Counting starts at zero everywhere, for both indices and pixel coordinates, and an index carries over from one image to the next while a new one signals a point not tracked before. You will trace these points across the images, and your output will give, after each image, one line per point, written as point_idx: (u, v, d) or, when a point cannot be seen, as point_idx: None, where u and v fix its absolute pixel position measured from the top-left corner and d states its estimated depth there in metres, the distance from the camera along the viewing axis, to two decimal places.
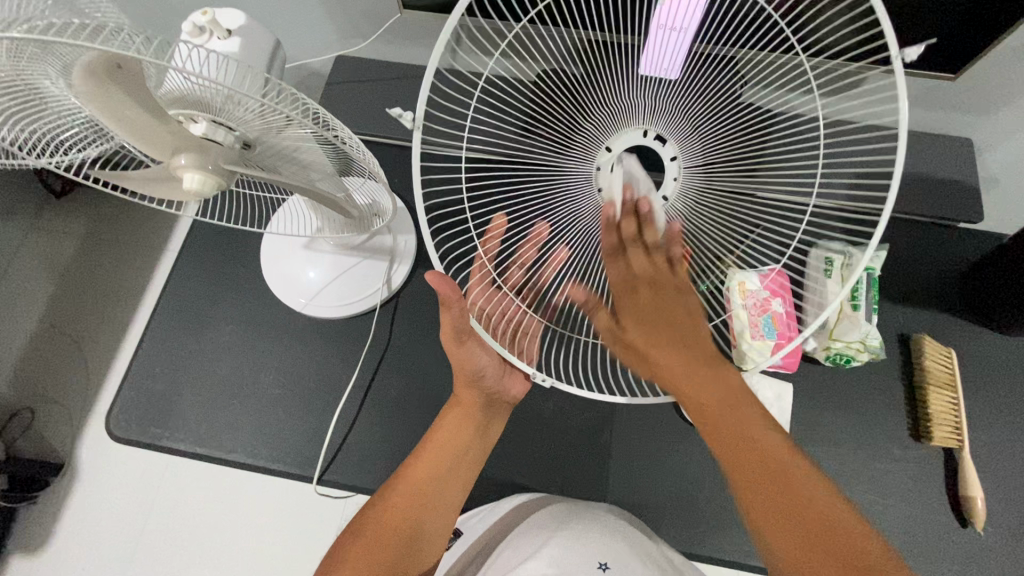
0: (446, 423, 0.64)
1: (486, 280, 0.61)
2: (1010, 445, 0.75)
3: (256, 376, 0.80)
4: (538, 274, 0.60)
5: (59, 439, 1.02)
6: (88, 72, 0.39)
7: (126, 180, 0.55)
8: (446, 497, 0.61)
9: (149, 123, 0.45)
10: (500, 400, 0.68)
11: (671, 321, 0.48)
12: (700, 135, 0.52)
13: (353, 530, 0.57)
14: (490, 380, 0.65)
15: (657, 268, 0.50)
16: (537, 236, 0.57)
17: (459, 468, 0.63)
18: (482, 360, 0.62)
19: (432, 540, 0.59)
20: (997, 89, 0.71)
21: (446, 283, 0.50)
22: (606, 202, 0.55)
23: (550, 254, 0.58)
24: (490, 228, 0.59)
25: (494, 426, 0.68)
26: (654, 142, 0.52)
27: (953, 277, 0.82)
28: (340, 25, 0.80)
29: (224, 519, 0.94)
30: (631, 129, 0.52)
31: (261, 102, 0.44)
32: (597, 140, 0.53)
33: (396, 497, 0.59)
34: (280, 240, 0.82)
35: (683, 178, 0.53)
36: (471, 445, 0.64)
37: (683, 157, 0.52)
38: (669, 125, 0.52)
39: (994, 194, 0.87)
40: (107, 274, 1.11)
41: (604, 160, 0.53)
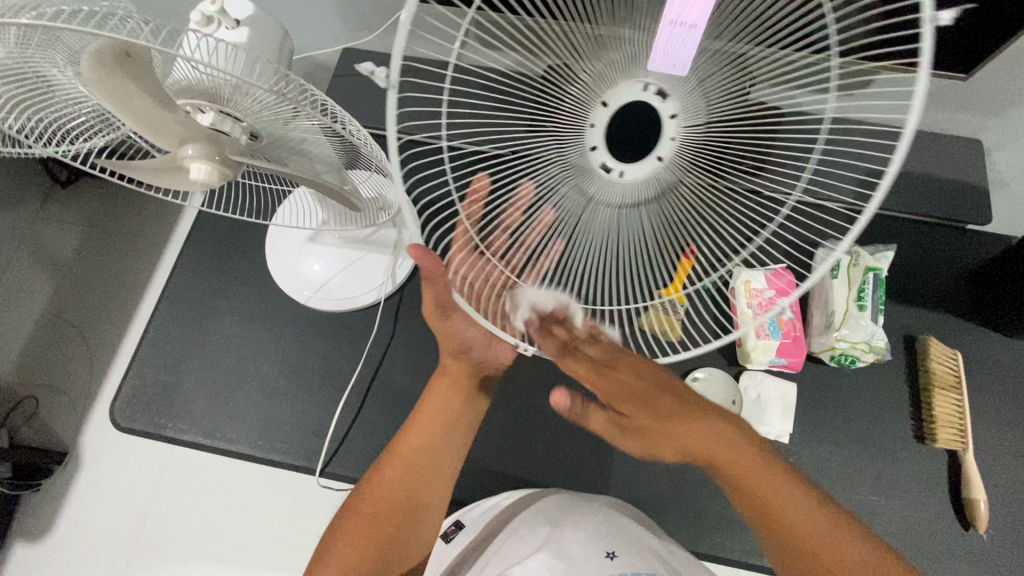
0: (435, 392, 0.63)
1: (471, 247, 0.57)
2: (1014, 447, 0.75)
3: (260, 368, 0.80)
4: (522, 239, 0.56)
5: (63, 427, 1.03)
6: (95, 62, 0.39)
7: (132, 169, 0.54)
8: (441, 471, 0.62)
9: (157, 113, 0.45)
10: (490, 367, 0.64)
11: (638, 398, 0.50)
12: (705, 90, 0.50)
13: (355, 502, 0.59)
14: (476, 350, 0.62)
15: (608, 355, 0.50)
16: (523, 197, 0.54)
17: (450, 438, 0.62)
18: (470, 332, 0.60)
19: (431, 512, 0.60)
20: (1010, 89, 0.70)
21: (426, 256, 0.51)
22: (600, 161, 0.52)
23: (537, 219, 0.55)
24: (472, 188, 0.54)
25: (485, 397, 0.67)
26: (653, 97, 0.50)
27: (962, 278, 0.82)
28: (347, 16, 0.80)
29: (226, 509, 0.95)
30: (628, 83, 0.50)
31: (269, 93, 0.44)
32: (592, 92, 0.51)
33: (389, 470, 0.59)
34: (283, 233, 0.82)
35: (681, 137, 0.51)
36: (460, 414, 0.64)
37: (682, 114, 0.50)
38: (671, 78, 0.50)
39: (1002, 195, 0.87)
40: (112, 265, 1.12)
41: (597, 116, 0.51)
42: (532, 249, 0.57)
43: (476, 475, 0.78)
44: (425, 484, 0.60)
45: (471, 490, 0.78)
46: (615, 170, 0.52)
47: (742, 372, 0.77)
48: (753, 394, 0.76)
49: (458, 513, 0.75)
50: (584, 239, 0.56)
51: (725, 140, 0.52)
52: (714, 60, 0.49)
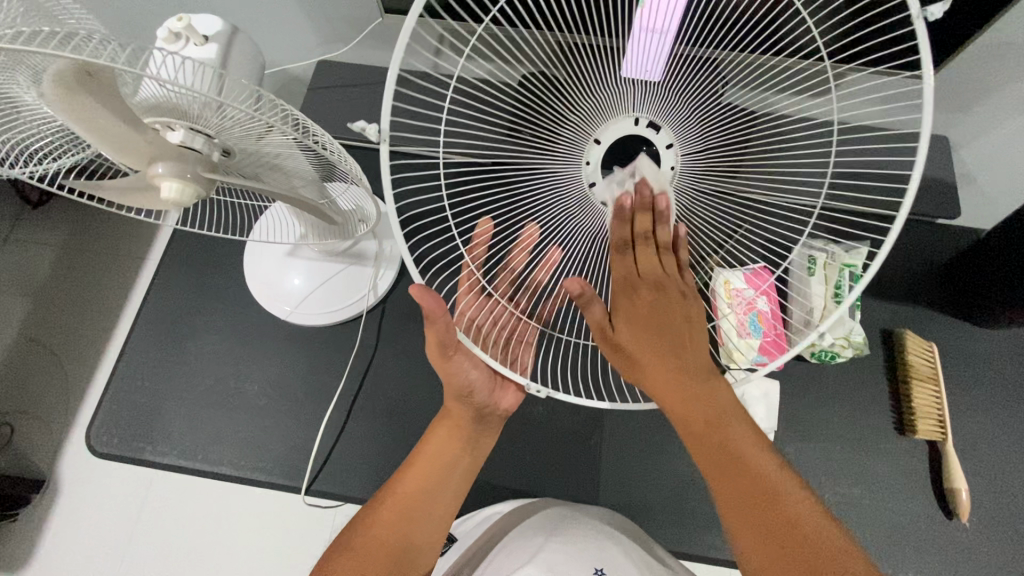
0: (435, 434, 0.64)
1: (477, 290, 0.61)
2: (991, 435, 0.77)
3: (242, 387, 0.79)
4: (529, 280, 0.62)
5: (38, 455, 1.00)
6: (57, 81, 0.39)
7: (101, 190, 0.53)
8: (438, 509, 0.60)
9: (124, 132, 0.45)
10: (491, 415, 0.67)
11: (659, 321, 0.52)
12: (697, 121, 0.52)
13: (343, 540, 0.56)
14: (481, 393, 0.65)
15: (658, 271, 0.53)
16: (528, 239, 0.58)
17: (450, 479, 0.62)
18: (473, 373, 0.62)
19: (423, 552, 0.58)
20: (972, 86, 0.73)
21: (430, 295, 0.50)
22: (599, 197, 0.55)
23: (543, 257, 0.60)
24: (477, 233, 0.59)
25: (487, 439, 0.67)
26: (646, 129, 0.52)
27: (933, 273, 0.84)
28: (321, 28, 0.79)
29: (210, 531, 0.93)
30: (621, 119, 0.52)
31: (242, 111, 0.44)
32: (582, 132, 0.53)
33: (384, 509, 0.58)
34: (261, 249, 0.81)
35: (679, 167, 0.53)
36: (461, 454, 0.64)
37: (679, 143, 0.52)
38: (660, 112, 0.51)
39: (971, 189, 0.89)
40: (87, 287, 1.09)
41: (592, 153, 0.53)
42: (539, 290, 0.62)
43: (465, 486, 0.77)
44: (425, 522, 0.58)
45: (460, 500, 0.77)
46: (611, 204, 0.55)
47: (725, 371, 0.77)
48: (737, 392, 0.76)
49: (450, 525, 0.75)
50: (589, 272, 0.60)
51: (718, 159, 0.53)
52: (689, 72, 0.51)
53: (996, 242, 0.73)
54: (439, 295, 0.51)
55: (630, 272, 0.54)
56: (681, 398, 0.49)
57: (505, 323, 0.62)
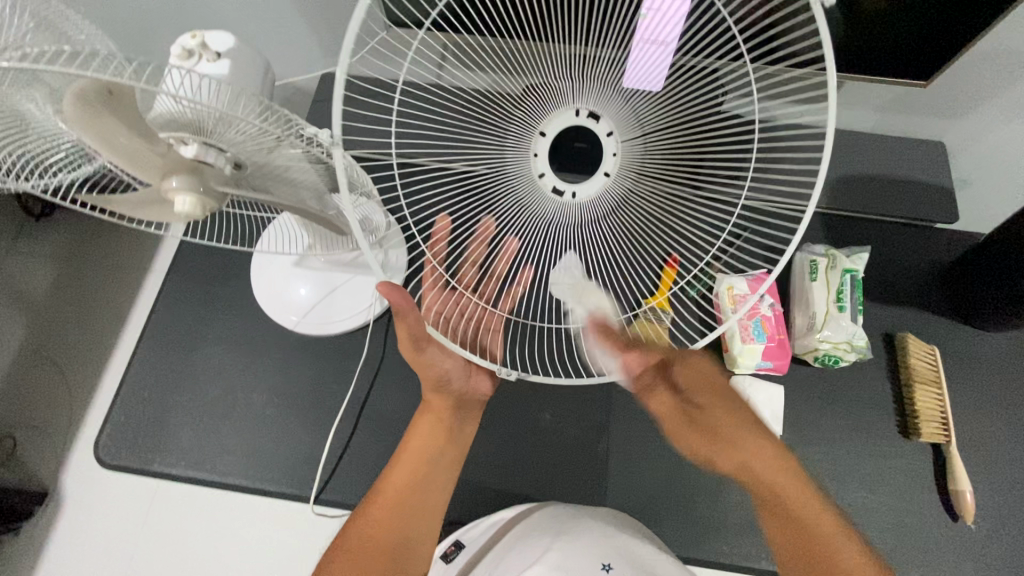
0: (419, 428, 0.64)
1: (441, 285, 0.60)
2: (994, 436, 0.77)
3: (249, 398, 0.79)
4: (491, 269, 0.60)
5: (42, 467, 1.00)
6: (79, 99, 0.40)
7: (113, 204, 0.54)
8: (428, 502, 0.62)
9: (141, 147, 0.46)
10: (470, 400, 0.67)
11: (706, 392, 0.54)
12: (638, 107, 0.53)
13: (340, 543, 0.57)
14: (458, 381, 0.64)
15: (685, 352, 0.54)
16: (486, 231, 0.58)
17: (436, 470, 0.63)
18: (448, 362, 0.62)
19: (419, 548, 0.59)
20: (965, 92, 0.74)
21: (397, 292, 0.53)
22: (549, 185, 0.56)
23: (500, 249, 0.59)
24: (436, 231, 0.59)
25: (467, 424, 0.68)
26: (588, 121, 0.54)
27: (931, 277, 0.85)
28: (325, 41, 0.81)
29: (217, 542, 0.93)
30: (562, 112, 0.54)
31: (253, 124, 0.45)
32: (529, 126, 0.55)
33: (376, 510, 0.59)
34: (267, 259, 0.82)
35: (621, 153, 0.55)
36: (448, 445, 0.65)
37: (618, 132, 0.54)
38: (600, 100, 0.53)
39: (967, 193, 0.90)
40: (92, 300, 1.10)
41: (538, 146, 0.55)
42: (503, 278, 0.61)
43: (472, 493, 0.78)
44: (415, 521, 0.60)
45: (467, 507, 0.78)
46: (566, 191, 0.56)
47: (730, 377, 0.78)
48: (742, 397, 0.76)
49: (457, 531, 0.75)
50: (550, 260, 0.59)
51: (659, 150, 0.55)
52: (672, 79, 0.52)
53: (993, 245, 0.74)
54: (405, 290, 0.54)
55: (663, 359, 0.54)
56: (743, 456, 0.53)
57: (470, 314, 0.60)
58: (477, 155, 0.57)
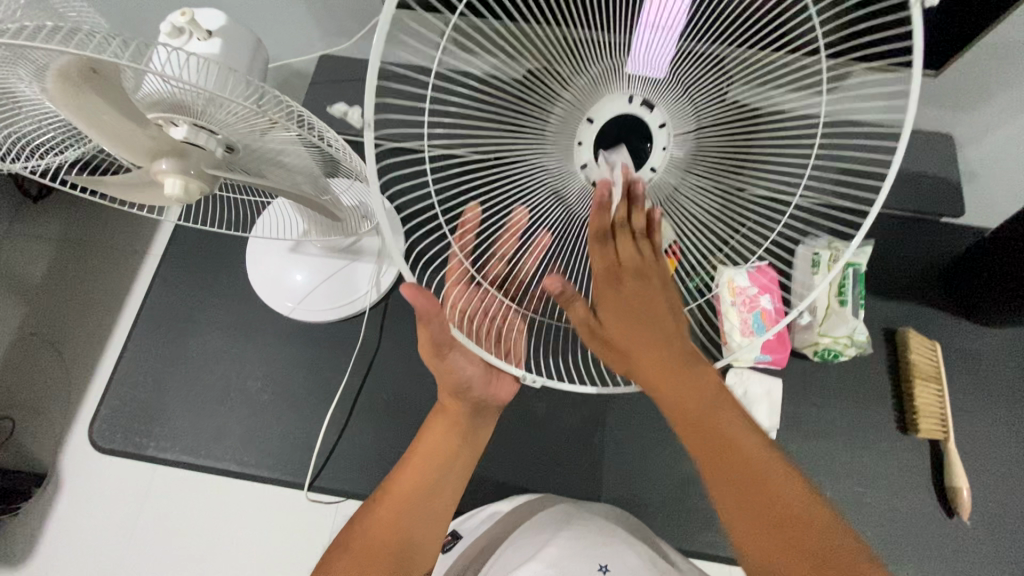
0: (432, 430, 0.64)
1: (466, 281, 0.59)
2: (993, 434, 0.77)
3: (245, 384, 0.79)
4: (520, 265, 0.59)
5: (41, 449, 1.00)
6: (61, 79, 0.39)
7: (103, 185, 0.53)
8: (434, 507, 0.60)
9: (128, 129, 0.45)
10: (489, 407, 0.64)
11: (643, 309, 0.51)
12: (691, 101, 0.50)
13: (343, 542, 0.56)
14: (477, 387, 0.62)
15: (640, 260, 0.52)
16: (517, 224, 0.55)
17: (445, 476, 0.62)
18: (469, 370, 0.59)
19: (423, 551, 0.58)
20: (977, 84, 0.73)
21: (423, 296, 0.46)
22: (591, 178, 0.52)
23: (531, 243, 0.57)
24: (465, 219, 0.54)
25: (483, 430, 0.67)
26: (641, 108, 0.50)
27: (935, 272, 0.83)
28: (323, 22, 0.79)
29: (214, 524, 0.93)
30: (612, 98, 0.50)
31: (244, 106, 0.44)
32: (575, 111, 0.50)
33: (380, 512, 0.58)
34: (263, 245, 0.81)
35: (671, 147, 0.51)
36: (460, 450, 0.64)
37: (671, 123, 0.51)
38: (655, 88, 0.50)
39: (975, 187, 0.89)
40: (86, 285, 1.09)
41: (584, 134, 0.51)
42: (530, 275, 0.60)
43: (468, 482, 0.77)
44: (420, 523, 0.58)
45: (462, 496, 0.78)
46: (609, 187, 0.53)
47: (729, 370, 0.77)
48: (740, 391, 0.75)
49: (455, 523, 0.75)
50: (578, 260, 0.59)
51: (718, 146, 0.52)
52: (699, 66, 0.49)
53: (998, 238, 0.72)
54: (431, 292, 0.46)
55: (611, 261, 0.52)
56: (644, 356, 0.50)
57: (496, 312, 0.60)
58: (510, 145, 0.51)
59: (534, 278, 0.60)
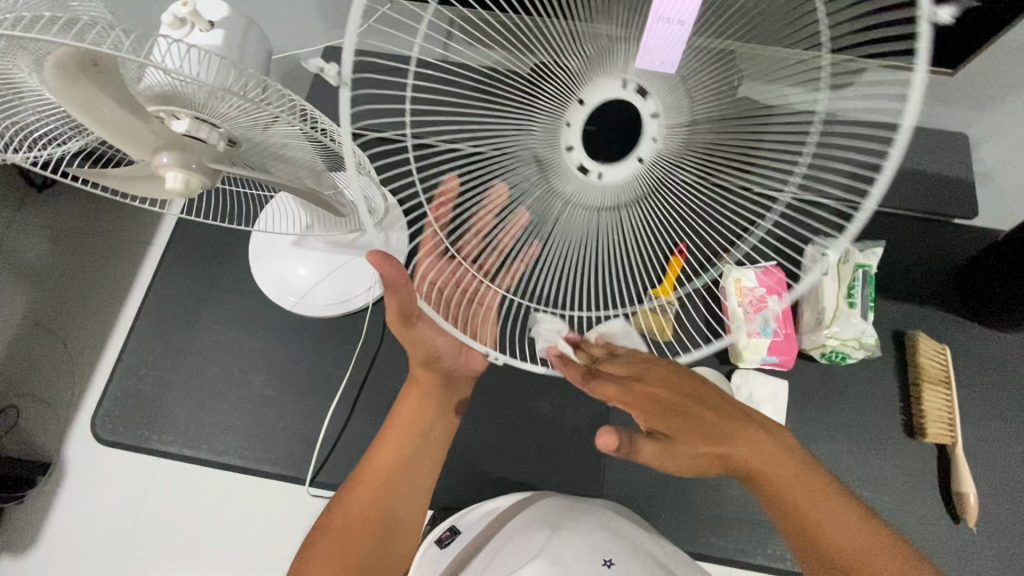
0: (407, 405, 0.65)
1: (440, 251, 0.56)
2: (1001, 439, 0.76)
3: (247, 378, 0.79)
4: (497, 242, 0.55)
5: (45, 439, 1.00)
6: (59, 70, 0.38)
7: (104, 177, 0.52)
8: (416, 486, 0.62)
9: (129, 122, 0.44)
10: (459, 377, 0.69)
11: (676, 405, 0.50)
12: (689, 91, 0.50)
13: (328, 521, 0.57)
14: (448, 360, 0.66)
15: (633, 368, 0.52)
16: (497, 198, 0.53)
17: (423, 453, 0.63)
18: (437, 341, 0.64)
19: (406, 528, 0.60)
20: (994, 84, 0.71)
21: (389, 263, 0.54)
22: (576, 161, 0.52)
23: (508, 221, 0.54)
24: (442, 189, 0.52)
25: (455, 400, 0.70)
26: (634, 94, 0.50)
27: (946, 275, 0.82)
28: (328, 14, 0.78)
29: (216, 517, 0.93)
30: (607, 82, 0.50)
31: (245, 99, 0.43)
32: (567, 92, 0.51)
33: (362, 489, 0.59)
34: (267, 237, 0.81)
35: (661, 138, 0.51)
36: (433, 422, 0.65)
37: (664, 113, 0.50)
38: (647, 74, 0.50)
39: (989, 189, 0.87)
40: (91, 275, 1.09)
41: (572, 115, 0.51)
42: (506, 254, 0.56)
43: (470, 480, 0.77)
44: (403, 501, 0.60)
45: (464, 493, 0.77)
46: (592, 170, 0.51)
47: (733, 371, 0.77)
48: (745, 392, 0.75)
49: (451, 518, 0.74)
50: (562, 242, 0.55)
51: (714, 138, 0.50)
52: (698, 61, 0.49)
53: (1013, 244, 0.71)
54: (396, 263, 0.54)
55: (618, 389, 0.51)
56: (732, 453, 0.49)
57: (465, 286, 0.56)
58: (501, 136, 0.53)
59: (508, 257, 0.56)
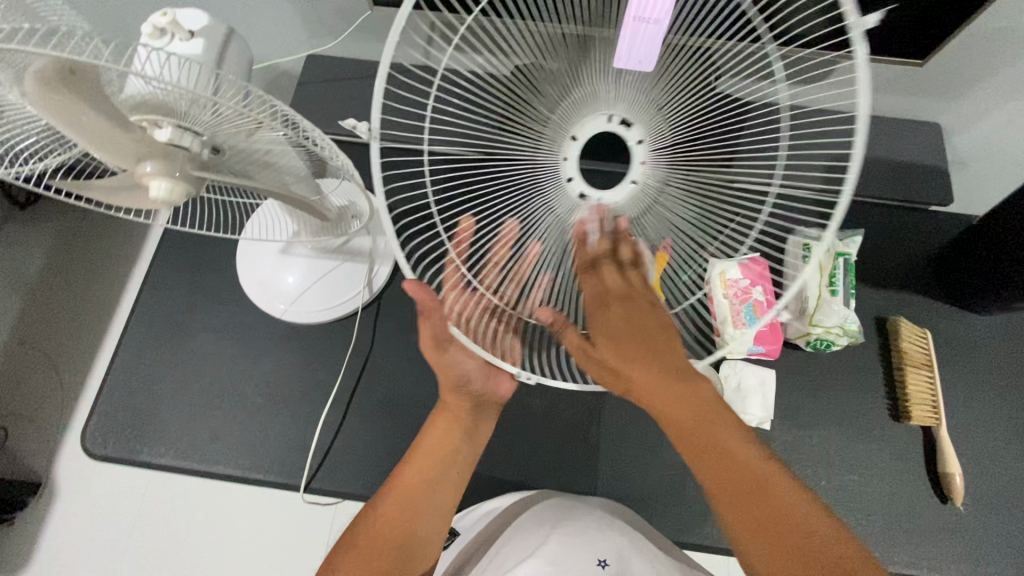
0: (434, 429, 0.64)
1: (464, 285, 0.57)
2: (984, 418, 0.77)
3: (238, 388, 0.79)
4: (515, 271, 0.58)
5: (34, 458, 0.99)
6: (40, 81, 0.38)
7: (87, 189, 0.53)
8: (439, 507, 0.60)
9: (111, 131, 0.45)
10: (488, 403, 0.66)
11: (637, 331, 0.52)
12: (665, 113, 0.53)
13: (348, 539, 0.56)
14: (477, 383, 0.64)
15: (626, 285, 0.54)
16: (509, 233, 0.56)
17: (448, 475, 0.62)
18: (467, 364, 0.61)
19: (423, 550, 0.58)
20: (962, 74, 0.73)
21: (424, 291, 0.54)
22: (577, 190, 0.56)
23: (524, 253, 0.57)
24: (460, 230, 0.55)
25: (486, 427, 0.67)
26: (619, 126, 0.54)
27: (925, 262, 0.84)
28: (310, 22, 0.79)
29: (211, 528, 0.93)
30: (593, 117, 0.54)
31: (228, 108, 0.43)
32: (559, 128, 0.54)
33: (385, 506, 0.58)
34: (254, 245, 0.81)
35: (649, 160, 0.54)
36: (460, 448, 0.64)
37: (648, 137, 0.54)
38: (632, 106, 0.53)
39: (963, 177, 0.89)
40: (75, 295, 1.08)
41: (569, 150, 0.55)
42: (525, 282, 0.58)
43: (466, 481, 0.77)
44: (426, 521, 0.59)
45: (460, 496, 0.77)
46: (593, 196, 0.55)
47: (723, 362, 0.77)
48: (733, 382, 0.76)
49: (455, 518, 0.76)
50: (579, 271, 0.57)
51: (689, 155, 0.54)
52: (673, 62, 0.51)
53: (985, 229, 0.74)
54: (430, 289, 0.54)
55: (598, 291, 0.54)
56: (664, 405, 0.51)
57: (492, 316, 0.57)
58: (503, 152, 0.56)
59: (528, 286, 0.58)
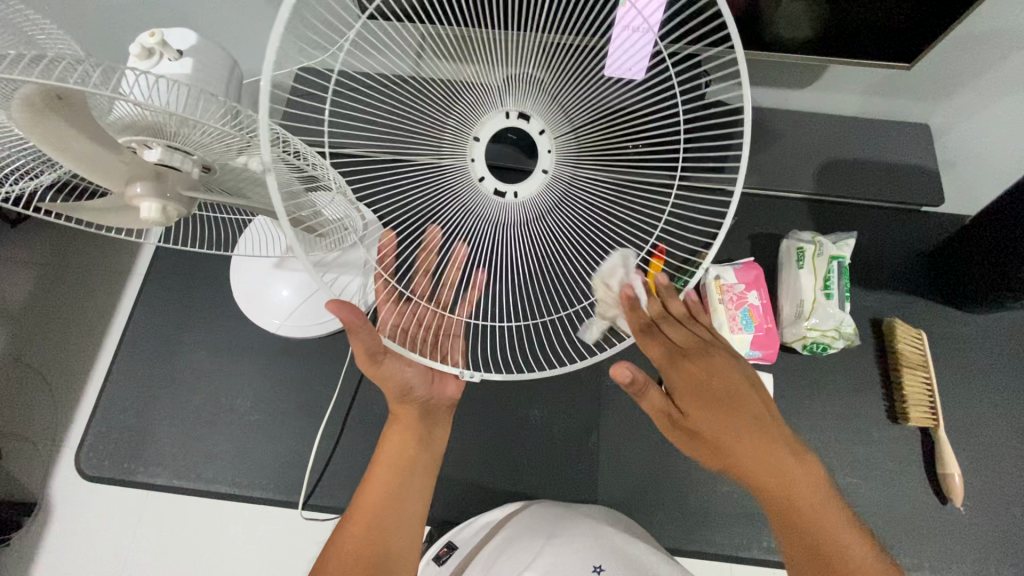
0: (389, 440, 0.63)
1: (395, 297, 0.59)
2: (981, 417, 0.78)
3: (234, 404, 0.78)
4: (445, 276, 0.60)
5: (27, 478, 0.98)
6: (26, 108, 0.38)
7: (77, 212, 0.52)
8: (409, 518, 0.60)
9: (100, 155, 0.44)
10: (437, 407, 0.66)
11: (710, 394, 0.56)
12: (560, 105, 0.55)
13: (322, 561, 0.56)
14: (421, 389, 0.63)
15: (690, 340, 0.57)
16: (433, 241, 0.58)
17: (411, 485, 0.62)
18: (408, 372, 0.61)
19: (401, 561, 0.58)
20: (949, 76, 0.74)
21: (346, 309, 0.51)
22: (490, 188, 0.56)
23: (451, 256, 0.59)
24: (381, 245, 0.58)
25: (441, 431, 0.67)
26: (519, 121, 0.55)
27: (918, 262, 0.84)
28: None
29: (209, 547, 0.92)
30: (491, 115, 0.55)
31: (218, 128, 0.43)
32: (463, 131, 0.55)
33: (354, 525, 0.58)
34: (247, 260, 0.80)
35: (557, 151, 0.56)
36: (419, 456, 0.63)
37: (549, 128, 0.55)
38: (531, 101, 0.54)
39: (953, 177, 0.90)
40: (67, 313, 1.07)
41: (474, 151, 0.56)
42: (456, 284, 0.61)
43: (465, 493, 0.77)
44: (397, 534, 0.58)
45: (460, 508, 0.77)
46: (507, 192, 0.56)
47: None
48: None
49: (449, 533, 0.74)
50: (499, 264, 0.60)
51: (591, 144, 0.57)
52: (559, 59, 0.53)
53: (980, 229, 0.74)
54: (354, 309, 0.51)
55: (665, 348, 0.57)
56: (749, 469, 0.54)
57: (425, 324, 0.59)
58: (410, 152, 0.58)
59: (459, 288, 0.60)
